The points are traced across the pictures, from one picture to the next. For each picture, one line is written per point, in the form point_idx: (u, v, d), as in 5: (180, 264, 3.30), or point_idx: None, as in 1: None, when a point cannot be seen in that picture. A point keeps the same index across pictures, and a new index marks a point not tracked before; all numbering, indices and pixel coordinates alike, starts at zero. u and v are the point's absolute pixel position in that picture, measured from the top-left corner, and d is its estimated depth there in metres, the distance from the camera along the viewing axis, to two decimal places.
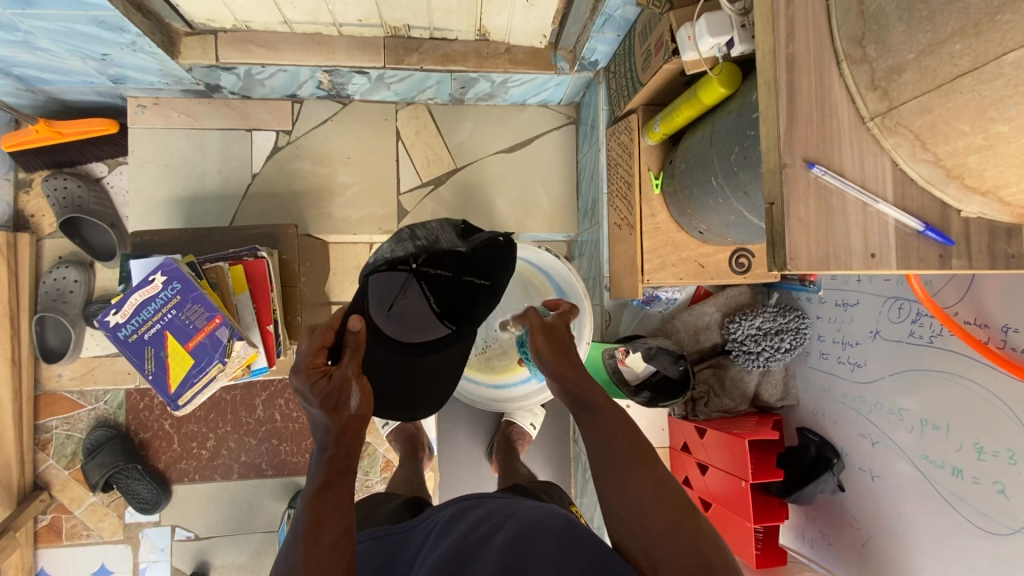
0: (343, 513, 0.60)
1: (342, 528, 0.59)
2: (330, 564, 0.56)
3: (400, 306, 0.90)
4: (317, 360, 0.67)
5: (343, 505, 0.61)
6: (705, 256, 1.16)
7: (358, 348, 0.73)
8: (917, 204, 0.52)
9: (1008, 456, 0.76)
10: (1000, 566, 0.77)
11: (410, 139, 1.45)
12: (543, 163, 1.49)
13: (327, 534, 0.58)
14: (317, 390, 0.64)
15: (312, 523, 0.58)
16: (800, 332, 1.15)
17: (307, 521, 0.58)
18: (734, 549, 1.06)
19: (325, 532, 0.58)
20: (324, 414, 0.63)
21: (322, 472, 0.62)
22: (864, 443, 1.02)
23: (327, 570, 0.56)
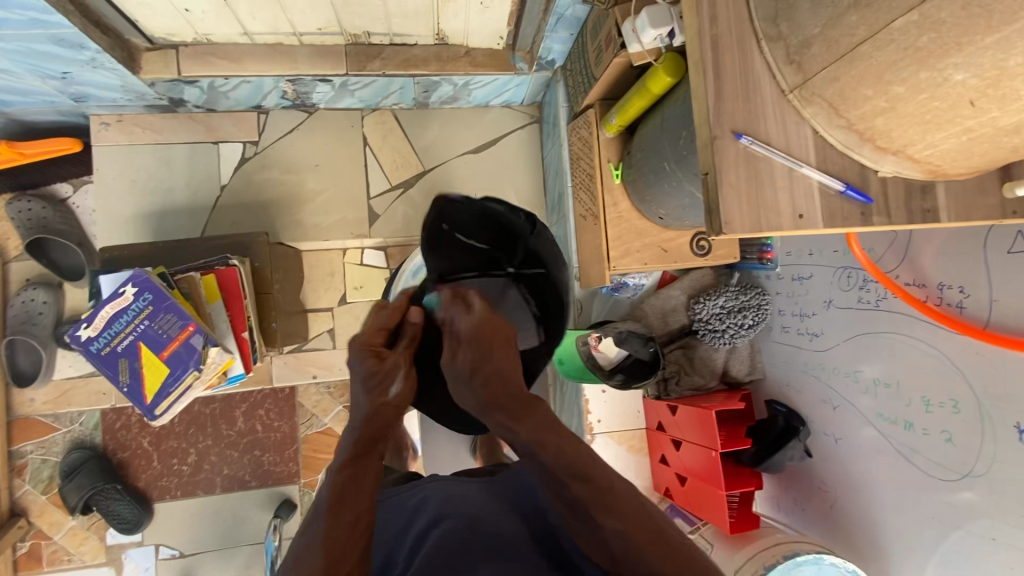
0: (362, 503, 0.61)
1: (362, 509, 0.61)
2: (347, 539, 0.57)
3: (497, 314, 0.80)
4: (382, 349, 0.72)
5: (364, 485, 0.63)
6: (668, 241, 1.21)
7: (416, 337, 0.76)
8: (838, 166, 0.57)
9: (952, 406, 0.81)
10: (953, 510, 0.82)
11: (377, 145, 1.47)
12: (509, 162, 1.53)
13: (349, 508, 0.60)
14: (365, 367, 0.70)
15: (335, 495, 0.61)
16: (761, 308, 1.20)
17: (331, 493, 0.61)
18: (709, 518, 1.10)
19: (347, 505, 0.60)
20: (365, 394, 0.69)
21: (349, 450, 0.66)
22: (826, 408, 1.07)
23: (345, 542, 0.57)
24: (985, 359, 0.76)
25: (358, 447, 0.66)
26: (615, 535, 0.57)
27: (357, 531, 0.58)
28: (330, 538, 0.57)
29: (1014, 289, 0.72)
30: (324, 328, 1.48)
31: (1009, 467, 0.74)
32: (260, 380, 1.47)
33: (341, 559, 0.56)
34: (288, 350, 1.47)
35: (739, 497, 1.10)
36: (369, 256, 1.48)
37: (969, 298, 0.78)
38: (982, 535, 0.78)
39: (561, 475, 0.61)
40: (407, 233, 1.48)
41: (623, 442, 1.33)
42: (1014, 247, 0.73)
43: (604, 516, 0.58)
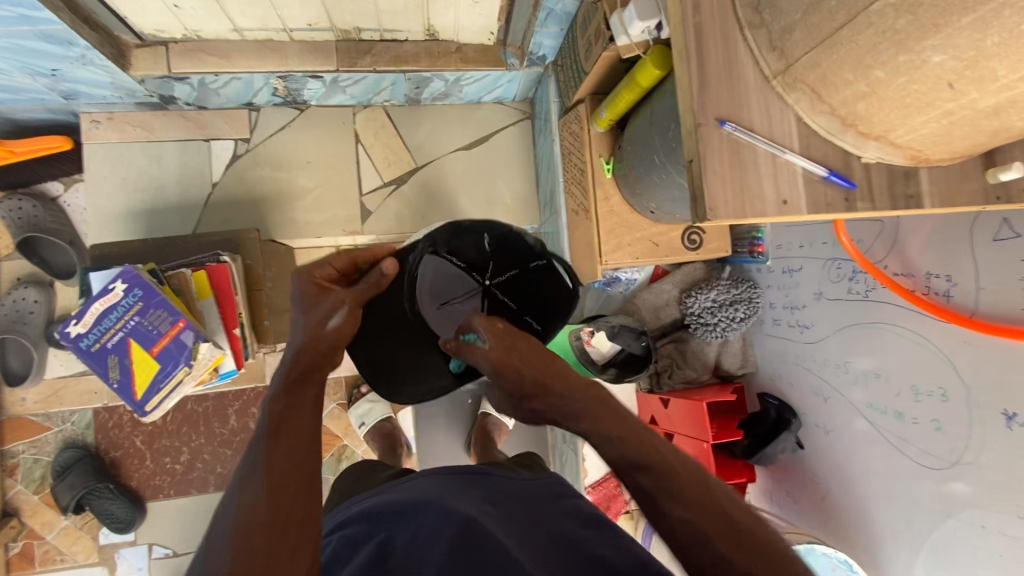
0: (305, 445, 0.59)
1: (302, 433, 0.60)
2: (286, 463, 0.57)
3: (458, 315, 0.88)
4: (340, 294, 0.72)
5: (304, 410, 0.62)
6: (659, 234, 1.21)
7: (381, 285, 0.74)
8: (821, 152, 0.57)
9: (940, 395, 0.82)
10: (943, 499, 0.82)
11: (369, 141, 1.47)
12: (501, 158, 1.53)
13: (287, 436, 0.59)
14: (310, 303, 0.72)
15: (274, 424, 0.60)
16: (753, 301, 1.20)
17: (270, 421, 0.61)
18: None
19: (286, 434, 0.59)
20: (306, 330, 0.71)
21: (285, 380, 0.66)
22: (817, 400, 1.07)
23: (283, 469, 0.56)
24: (973, 348, 0.76)
25: (292, 382, 0.66)
26: (681, 521, 0.54)
27: (301, 465, 0.57)
28: (269, 466, 0.56)
29: (1000, 278, 0.72)
30: None
31: (997, 454, 0.74)
32: (253, 378, 1.46)
33: (283, 487, 0.55)
34: (281, 347, 1.47)
35: (731, 489, 1.10)
36: None
37: (956, 287, 0.79)
38: (972, 523, 0.78)
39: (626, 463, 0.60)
40: (399, 230, 1.48)
41: None
42: (999, 235, 0.73)
43: (666, 499, 0.56)
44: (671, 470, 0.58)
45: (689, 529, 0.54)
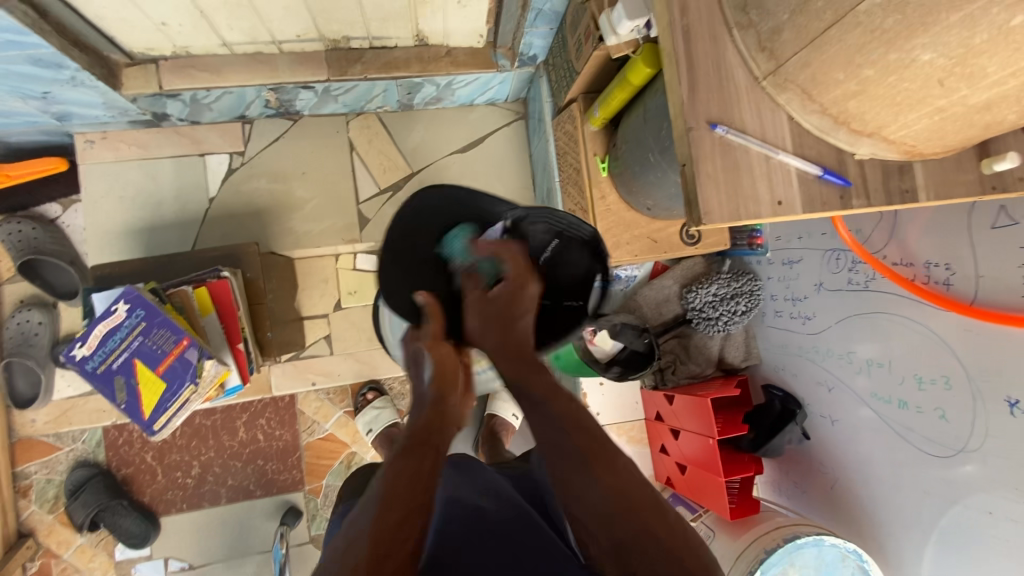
0: (417, 492, 0.57)
1: (410, 506, 0.55)
2: (395, 539, 0.52)
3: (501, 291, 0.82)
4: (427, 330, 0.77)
5: (417, 483, 0.58)
6: (657, 231, 1.21)
7: (434, 311, 0.76)
8: (814, 151, 0.57)
9: (943, 382, 0.82)
10: (951, 486, 0.82)
11: (363, 149, 1.47)
12: (496, 160, 1.52)
13: (397, 508, 0.54)
14: (439, 356, 0.74)
15: (387, 493, 0.56)
16: (754, 294, 1.20)
17: (383, 490, 0.57)
18: (709, 505, 1.09)
19: (397, 502, 0.55)
20: (432, 386, 0.72)
21: (403, 443, 0.63)
22: (821, 390, 1.07)
23: (389, 539, 0.52)
24: (974, 335, 0.77)
25: (413, 442, 0.63)
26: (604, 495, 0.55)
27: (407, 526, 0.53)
28: (376, 534, 0.52)
29: (999, 265, 0.72)
30: (321, 335, 1.48)
31: (1002, 441, 0.74)
32: (259, 390, 1.47)
33: (387, 557, 0.51)
34: (285, 358, 1.48)
35: (740, 482, 1.09)
36: (362, 261, 1.48)
37: (955, 275, 0.78)
38: (979, 509, 0.78)
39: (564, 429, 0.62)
40: None
41: (622, 433, 1.33)
42: (997, 222, 0.73)
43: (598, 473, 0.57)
44: (605, 449, 0.59)
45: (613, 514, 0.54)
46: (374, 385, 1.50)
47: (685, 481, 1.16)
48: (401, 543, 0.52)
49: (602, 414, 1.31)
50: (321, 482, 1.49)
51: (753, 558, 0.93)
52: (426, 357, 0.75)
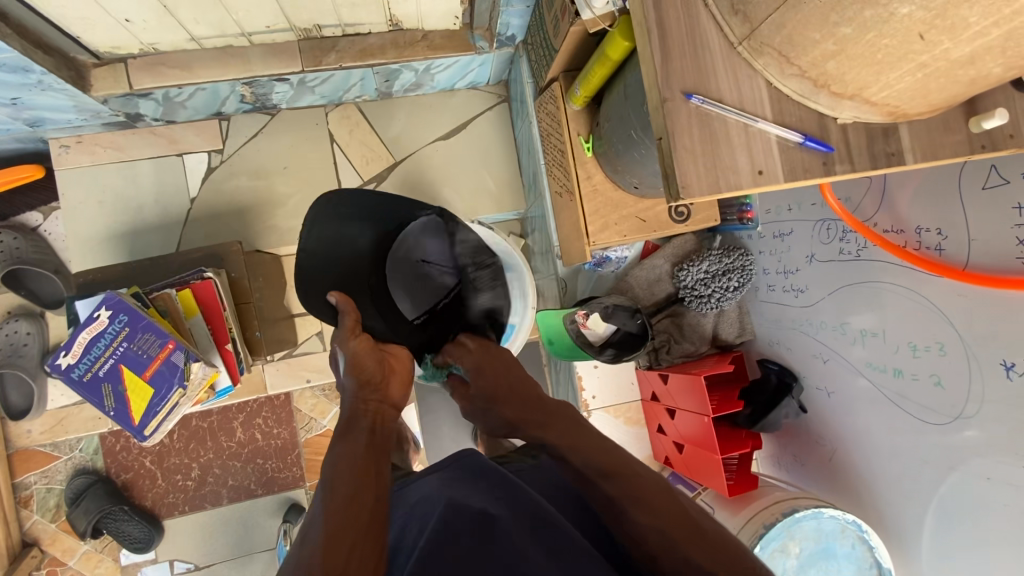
0: (355, 479, 0.64)
1: (355, 487, 0.63)
2: (344, 521, 0.59)
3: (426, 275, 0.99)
4: (353, 327, 0.82)
5: (354, 467, 0.65)
6: (645, 210, 1.19)
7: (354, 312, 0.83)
8: (795, 118, 0.55)
9: (938, 349, 0.81)
10: (949, 453, 0.82)
11: (345, 140, 1.44)
12: (481, 145, 1.50)
13: (342, 487, 0.62)
14: (353, 352, 0.80)
15: (330, 478, 0.64)
16: (746, 269, 1.19)
17: (327, 476, 0.64)
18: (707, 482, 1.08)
19: (339, 485, 0.63)
20: (350, 377, 0.78)
21: (337, 436, 0.71)
22: (817, 362, 1.06)
23: (340, 524, 0.58)
24: (967, 300, 0.75)
25: (343, 430, 0.72)
26: (647, 529, 0.59)
27: (357, 506, 0.61)
28: (327, 521, 0.59)
29: (991, 227, 0.71)
30: (313, 332, 1.47)
31: (999, 405, 0.73)
32: (254, 389, 1.46)
33: (342, 536, 0.57)
34: (278, 356, 1.47)
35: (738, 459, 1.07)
36: None
37: (947, 239, 0.77)
38: (977, 475, 0.77)
39: (591, 475, 0.65)
40: None
41: (619, 415, 1.32)
42: (988, 182, 0.71)
43: (635, 508, 0.61)
44: (632, 478, 0.63)
45: (655, 540, 0.59)
46: None
47: (683, 460, 1.15)
48: (353, 523, 0.59)
49: (597, 397, 1.31)
50: None
51: (750, 531, 0.93)
52: (340, 354, 0.80)
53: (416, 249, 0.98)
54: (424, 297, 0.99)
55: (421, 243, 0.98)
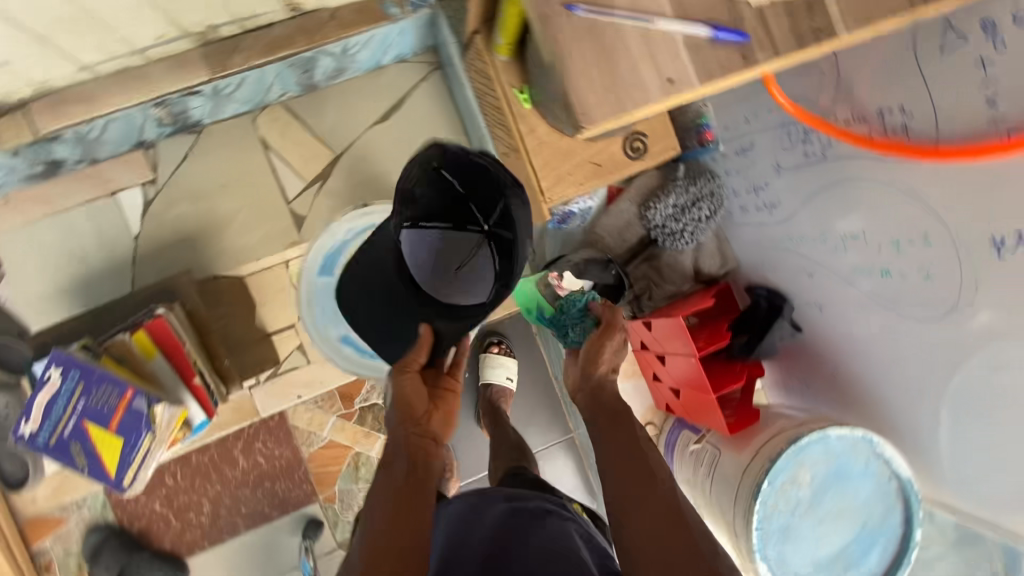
0: (407, 499, 0.72)
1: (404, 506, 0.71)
2: (393, 530, 0.69)
3: (465, 265, 0.93)
4: (409, 361, 0.83)
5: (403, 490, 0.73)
6: (599, 153, 1.11)
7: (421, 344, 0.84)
8: (699, 9, 0.56)
9: (922, 240, 0.74)
10: (954, 348, 0.75)
11: (279, 144, 1.35)
12: (422, 120, 1.40)
13: (387, 505, 0.71)
14: (403, 386, 0.81)
15: (380, 495, 0.73)
16: (715, 195, 1.12)
17: (376, 495, 0.73)
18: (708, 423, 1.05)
19: (386, 502, 0.72)
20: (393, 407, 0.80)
21: (387, 459, 0.76)
22: (804, 278, 1.00)
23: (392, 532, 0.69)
24: (948, 180, 0.68)
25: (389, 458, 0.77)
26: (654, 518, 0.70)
27: (407, 520, 0.70)
28: (376, 540, 0.68)
29: (960, 93, 0.63)
30: (293, 347, 1.42)
31: (996, 288, 0.66)
32: (246, 415, 1.43)
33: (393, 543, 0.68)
34: (264, 376, 1.41)
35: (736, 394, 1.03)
36: None
37: (913, 118, 0.69)
38: (985, 366, 0.71)
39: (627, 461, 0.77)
40: None
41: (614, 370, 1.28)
42: (946, 43, 0.64)
43: (645, 499, 0.72)
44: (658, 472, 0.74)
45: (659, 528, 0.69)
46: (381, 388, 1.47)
47: (682, 405, 1.10)
48: (401, 531, 0.69)
49: None
50: (334, 489, 1.48)
51: (757, 467, 0.88)
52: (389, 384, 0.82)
53: (424, 269, 0.96)
54: (479, 270, 0.92)
55: (422, 248, 0.95)
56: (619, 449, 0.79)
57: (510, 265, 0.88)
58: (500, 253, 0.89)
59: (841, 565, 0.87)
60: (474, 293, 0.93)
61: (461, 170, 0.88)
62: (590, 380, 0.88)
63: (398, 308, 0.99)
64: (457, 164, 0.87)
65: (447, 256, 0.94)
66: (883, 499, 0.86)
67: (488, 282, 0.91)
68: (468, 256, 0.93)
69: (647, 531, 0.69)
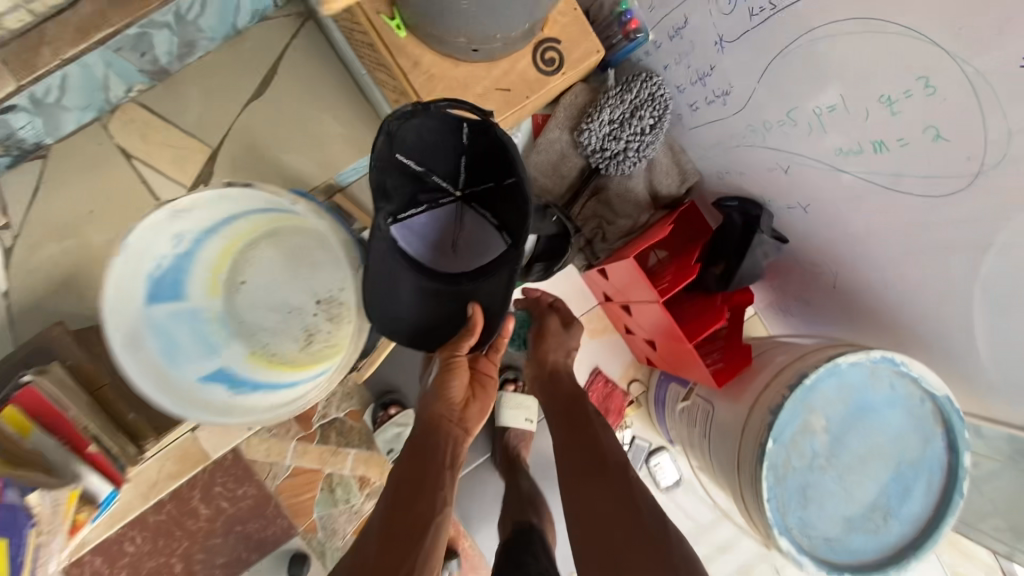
0: (430, 474, 0.77)
1: (420, 492, 0.75)
2: (400, 523, 0.73)
3: (467, 237, 0.87)
4: (454, 352, 0.80)
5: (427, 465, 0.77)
6: (507, 75, 0.89)
7: (468, 328, 0.80)
8: None
9: (922, 87, 0.54)
10: (982, 226, 0.56)
11: (143, 149, 1.13)
12: (305, 85, 1.16)
13: (410, 486, 0.76)
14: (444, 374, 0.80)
15: (409, 473, 0.76)
16: (657, 98, 0.89)
17: (407, 468, 0.77)
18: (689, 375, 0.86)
19: (402, 482, 0.77)
20: (433, 393, 0.81)
21: (424, 424, 0.81)
22: (778, 175, 0.79)
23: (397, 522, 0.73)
24: None
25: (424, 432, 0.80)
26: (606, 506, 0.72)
27: (417, 517, 0.73)
28: (384, 525, 0.73)
29: None
30: None
31: None
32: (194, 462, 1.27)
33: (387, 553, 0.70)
34: None
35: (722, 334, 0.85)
36: None
37: None
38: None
39: (593, 463, 0.77)
40: None
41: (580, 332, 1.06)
42: None
43: (605, 482, 0.75)
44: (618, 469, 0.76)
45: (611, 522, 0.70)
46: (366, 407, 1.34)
47: (662, 358, 0.92)
48: (404, 524, 0.73)
49: None
50: (313, 518, 1.33)
51: (756, 423, 0.68)
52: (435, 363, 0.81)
53: (427, 253, 0.85)
54: (482, 231, 0.86)
55: (421, 233, 0.85)
56: (581, 452, 0.80)
57: (517, 210, 0.80)
58: (488, 206, 0.86)
59: (877, 518, 0.69)
60: (485, 253, 0.85)
61: (425, 141, 0.79)
62: (544, 369, 0.96)
63: (432, 312, 0.82)
64: (415, 135, 0.77)
65: (451, 230, 0.86)
66: (917, 425, 0.70)
67: (495, 235, 0.86)
68: (467, 227, 0.87)
69: (613, 538, 0.69)
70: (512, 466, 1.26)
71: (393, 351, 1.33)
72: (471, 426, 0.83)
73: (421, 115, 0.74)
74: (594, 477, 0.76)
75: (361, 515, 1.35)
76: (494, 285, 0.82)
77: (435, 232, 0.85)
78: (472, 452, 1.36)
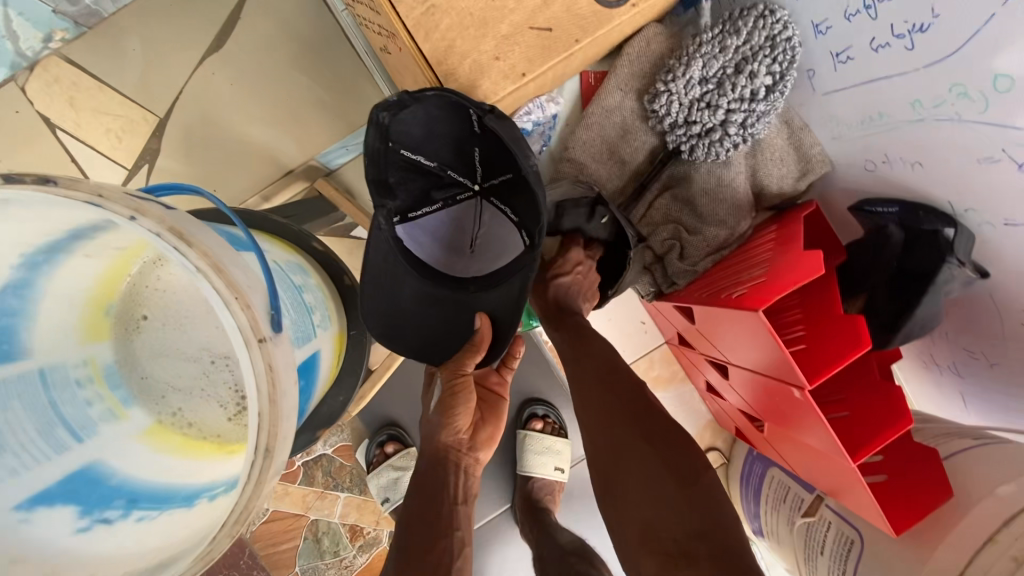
0: (435, 512, 0.59)
1: (426, 515, 0.58)
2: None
3: (488, 241, 0.66)
4: (463, 366, 0.61)
5: (432, 506, 0.59)
6: (544, 7, 0.58)
7: (474, 346, 0.62)
8: None
9: None
10: None
11: (69, 117, 0.87)
12: (276, 34, 0.88)
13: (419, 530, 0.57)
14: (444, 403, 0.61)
15: (409, 510, 0.59)
16: (777, 44, 0.57)
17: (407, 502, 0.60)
18: (816, 479, 0.56)
19: (412, 528, 0.58)
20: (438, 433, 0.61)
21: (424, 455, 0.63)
22: (995, 171, 0.47)
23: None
24: None
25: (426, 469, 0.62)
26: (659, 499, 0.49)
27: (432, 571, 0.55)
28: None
29: None
30: None
31: None
32: None
33: None
34: None
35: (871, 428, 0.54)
36: None
37: None
38: None
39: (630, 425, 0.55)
40: None
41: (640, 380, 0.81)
42: None
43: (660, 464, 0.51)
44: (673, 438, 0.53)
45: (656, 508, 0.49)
46: (363, 440, 1.08)
47: (766, 437, 0.64)
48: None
49: None
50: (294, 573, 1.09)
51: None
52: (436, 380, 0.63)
53: (439, 254, 0.65)
54: (507, 237, 0.65)
55: (436, 235, 0.64)
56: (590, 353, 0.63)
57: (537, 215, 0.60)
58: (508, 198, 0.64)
59: None
60: (501, 256, 0.65)
61: (432, 132, 0.59)
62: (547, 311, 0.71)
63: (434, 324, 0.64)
64: (421, 125, 0.58)
65: (472, 233, 0.66)
66: None
67: (513, 237, 0.64)
68: (490, 230, 0.66)
69: (617, 450, 0.54)
70: (540, 520, 0.95)
71: (393, 375, 1.07)
72: (482, 454, 0.64)
73: (421, 100, 0.55)
74: (632, 450, 0.53)
75: (353, 570, 1.10)
76: (506, 296, 0.63)
77: (451, 232, 0.65)
78: (489, 500, 1.10)
